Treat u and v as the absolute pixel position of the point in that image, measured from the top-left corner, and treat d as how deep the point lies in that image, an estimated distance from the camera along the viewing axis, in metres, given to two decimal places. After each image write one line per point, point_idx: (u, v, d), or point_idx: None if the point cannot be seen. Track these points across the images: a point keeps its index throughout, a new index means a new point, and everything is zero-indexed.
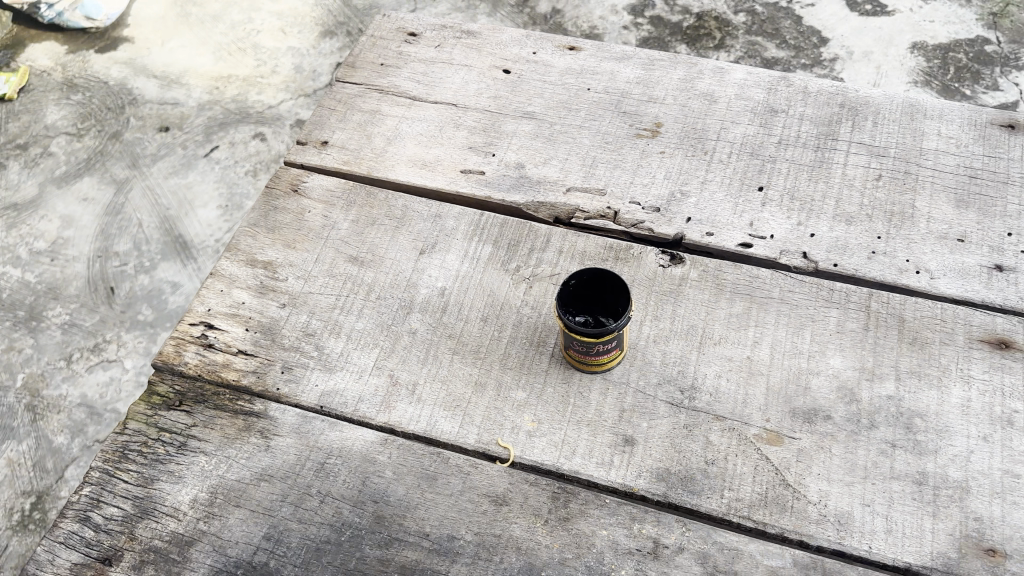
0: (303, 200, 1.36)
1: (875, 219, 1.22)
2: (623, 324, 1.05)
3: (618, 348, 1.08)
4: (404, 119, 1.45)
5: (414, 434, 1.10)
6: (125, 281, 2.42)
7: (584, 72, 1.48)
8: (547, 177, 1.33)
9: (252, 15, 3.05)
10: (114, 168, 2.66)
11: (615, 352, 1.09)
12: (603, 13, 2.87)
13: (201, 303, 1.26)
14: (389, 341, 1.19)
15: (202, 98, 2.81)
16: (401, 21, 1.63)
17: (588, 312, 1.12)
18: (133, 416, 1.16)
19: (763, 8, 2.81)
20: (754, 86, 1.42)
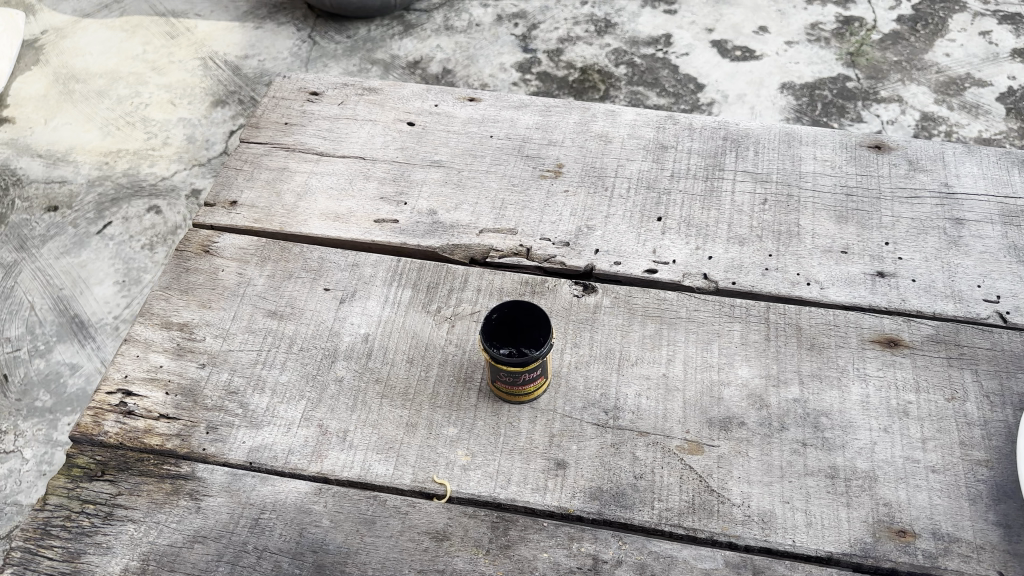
0: (216, 259, 1.36)
1: (766, 239, 1.32)
2: (547, 351, 1.10)
3: (543, 376, 1.12)
4: (312, 174, 1.48)
5: (349, 480, 1.10)
6: (19, 366, 2.30)
7: (485, 120, 1.55)
8: (459, 221, 1.38)
9: (140, 88, 3.02)
10: (0, 251, 2.56)
11: (541, 381, 1.12)
12: (492, 71, 2.98)
13: (117, 371, 1.23)
14: (315, 391, 1.19)
15: (92, 173, 2.75)
16: (301, 82, 1.66)
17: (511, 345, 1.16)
18: (53, 491, 1.12)
19: (642, 59, 2.98)
20: (644, 125, 1.51)
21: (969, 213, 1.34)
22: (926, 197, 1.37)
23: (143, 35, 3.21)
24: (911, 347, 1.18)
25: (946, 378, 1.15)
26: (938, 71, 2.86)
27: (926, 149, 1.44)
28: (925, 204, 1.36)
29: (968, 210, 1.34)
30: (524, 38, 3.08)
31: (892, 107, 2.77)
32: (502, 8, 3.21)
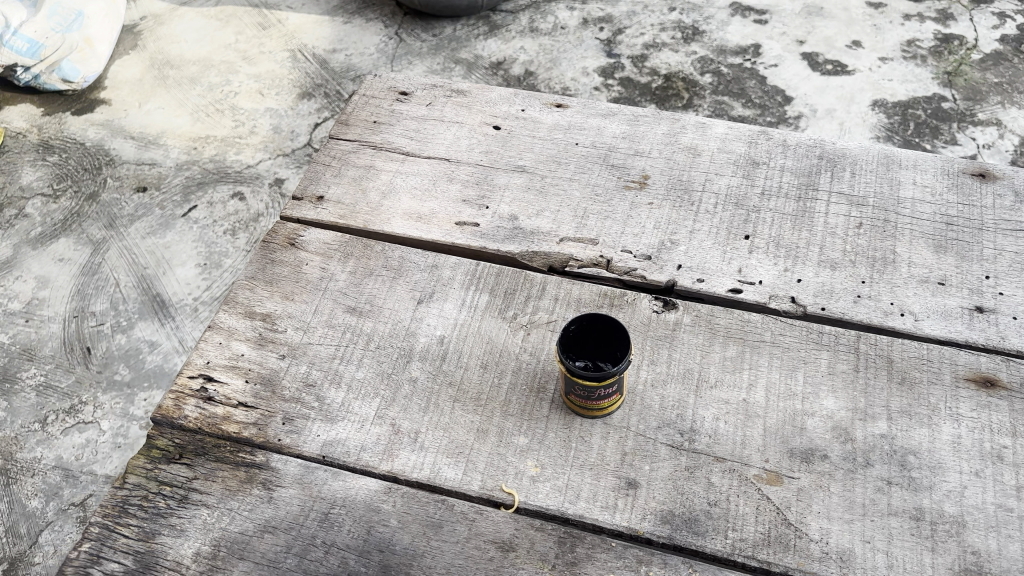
0: (300, 253, 1.38)
1: (859, 264, 1.27)
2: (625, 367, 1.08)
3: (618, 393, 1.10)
4: (397, 174, 1.49)
5: (418, 482, 1.10)
6: (103, 340, 2.38)
7: (572, 127, 1.54)
8: (540, 228, 1.37)
9: (230, 77, 3.09)
10: (92, 228, 2.66)
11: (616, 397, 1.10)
12: (574, 74, 2.96)
13: (200, 356, 1.26)
14: (389, 390, 1.20)
15: (181, 158, 2.84)
16: (391, 81, 1.69)
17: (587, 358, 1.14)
18: (133, 470, 1.16)
19: (728, 69, 2.92)
20: (735, 140, 1.48)
21: None
22: None
23: (236, 25, 3.30)
24: (1010, 389, 1.12)
25: None
26: None
27: None
28: None
29: None
30: (609, 42, 3.06)
31: (990, 131, 2.65)
32: (589, 12, 3.19)
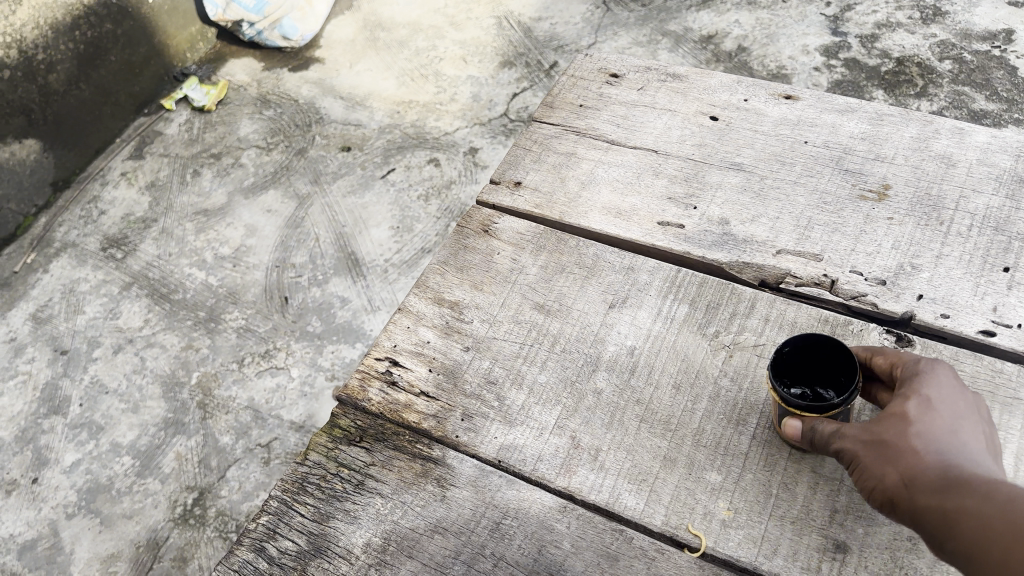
0: (494, 241, 1.33)
1: None
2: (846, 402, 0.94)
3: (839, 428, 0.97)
4: (600, 163, 1.40)
5: (596, 504, 1.02)
6: (298, 292, 2.47)
7: (800, 123, 1.38)
8: (754, 237, 1.24)
9: (437, 43, 3.10)
10: (297, 183, 2.75)
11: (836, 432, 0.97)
12: (792, 53, 2.71)
13: (388, 338, 1.24)
14: (572, 399, 1.12)
15: (383, 121, 2.88)
16: (603, 63, 1.60)
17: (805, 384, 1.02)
18: (314, 448, 1.15)
19: (973, 55, 2.57)
20: (999, 151, 1.27)
21: None
22: None
23: None
24: None
25: None
26: None
27: None
28: None
29: None
30: (835, 19, 2.79)
31: None
32: None
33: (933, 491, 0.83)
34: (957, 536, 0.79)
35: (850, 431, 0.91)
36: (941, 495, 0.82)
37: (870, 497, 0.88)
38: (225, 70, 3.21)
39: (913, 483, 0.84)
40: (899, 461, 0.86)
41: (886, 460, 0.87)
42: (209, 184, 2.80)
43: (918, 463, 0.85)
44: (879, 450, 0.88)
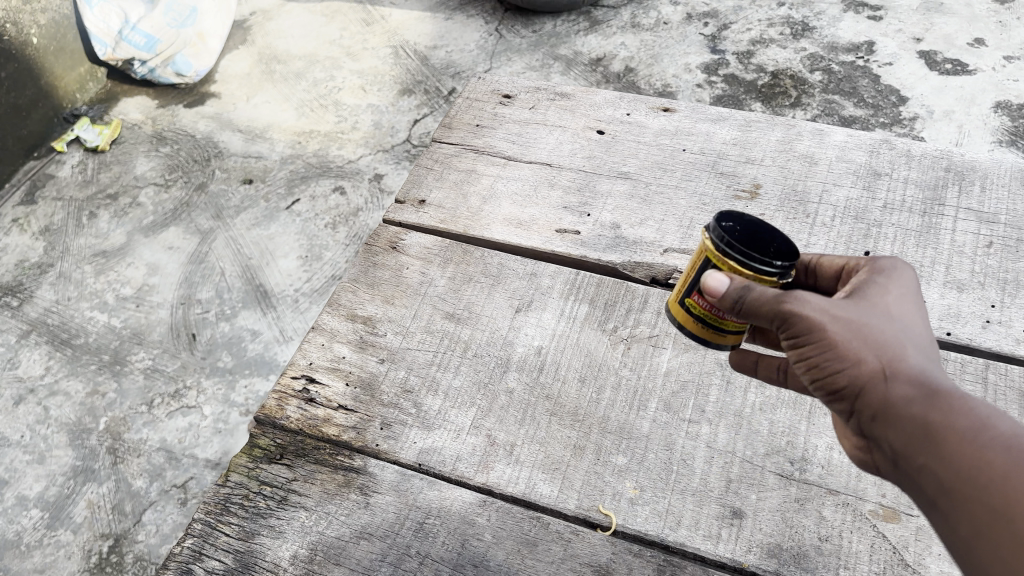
0: (401, 257, 1.38)
1: (988, 287, 1.20)
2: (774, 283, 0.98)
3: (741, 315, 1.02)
4: (499, 178, 1.48)
5: (513, 496, 1.08)
6: (206, 328, 2.45)
7: (679, 132, 1.50)
8: (644, 238, 1.34)
9: (334, 73, 3.14)
10: (199, 219, 2.74)
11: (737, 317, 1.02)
12: (676, 71, 2.87)
13: (303, 357, 1.28)
14: (486, 400, 1.18)
15: (285, 152, 2.90)
16: (496, 84, 1.69)
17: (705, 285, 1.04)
18: (235, 469, 1.18)
19: (840, 66, 2.78)
20: (855, 148, 1.41)
21: None
22: None
23: (341, 21, 3.35)
24: None
25: None
26: None
27: None
28: None
29: None
30: (714, 38, 2.97)
31: None
32: (693, 7, 3.12)
33: (916, 387, 0.84)
34: (926, 435, 0.81)
35: (823, 306, 0.91)
36: (919, 391, 0.84)
37: (832, 377, 0.90)
38: (117, 110, 3.16)
39: (891, 376, 0.86)
40: (881, 351, 0.87)
41: (868, 349, 0.88)
42: (107, 225, 2.75)
43: (901, 360, 0.87)
44: (859, 335, 0.89)
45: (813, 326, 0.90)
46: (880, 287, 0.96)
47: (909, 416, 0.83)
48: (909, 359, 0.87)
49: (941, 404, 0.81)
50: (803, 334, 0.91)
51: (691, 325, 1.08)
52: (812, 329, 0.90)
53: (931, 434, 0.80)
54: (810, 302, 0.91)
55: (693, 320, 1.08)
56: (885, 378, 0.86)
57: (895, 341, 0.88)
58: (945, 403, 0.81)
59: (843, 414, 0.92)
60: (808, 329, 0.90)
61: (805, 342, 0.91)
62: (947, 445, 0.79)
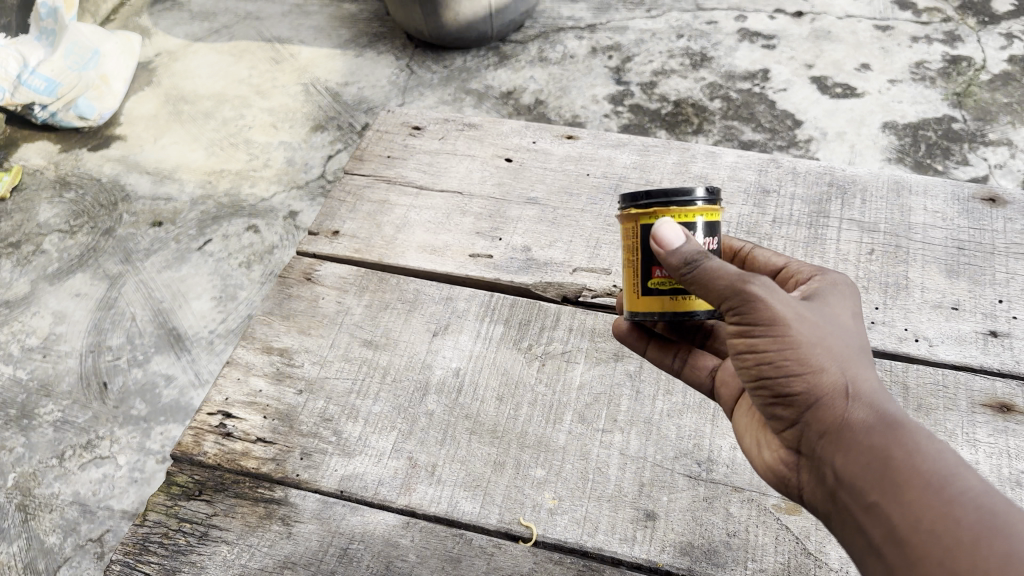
0: (317, 287, 1.40)
1: (872, 291, 1.29)
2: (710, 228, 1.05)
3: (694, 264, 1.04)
4: (411, 208, 1.52)
5: (435, 516, 1.10)
6: (118, 375, 2.36)
7: (582, 159, 1.56)
8: (554, 259, 1.39)
9: (244, 112, 3.07)
10: (107, 264, 2.63)
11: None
12: (584, 102, 2.88)
13: (219, 392, 1.27)
14: (406, 423, 1.20)
15: (196, 192, 2.82)
16: (405, 117, 1.72)
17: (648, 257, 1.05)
18: (152, 508, 1.16)
19: (738, 94, 2.83)
20: (745, 168, 1.51)
21: None
22: None
23: (249, 60, 3.26)
24: None
25: None
26: None
27: None
28: None
29: None
30: (619, 71, 2.97)
31: (1000, 151, 2.53)
32: (597, 40, 3.10)
33: (875, 417, 0.88)
34: (885, 457, 0.84)
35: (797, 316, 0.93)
36: (879, 414, 0.88)
37: (790, 385, 0.93)
38: (18, 155, 3.00)
39: (852, 392, 0.90)
40: (844, 372, 0.91)
41: (829, 360, 0.91)
42: (10, 274, 2.63)
43: (862, 385, 0.90)
44: (823, 345, 0.92)
45: (778, 325, 0.92)
46: (839, 307, 1.00)
47: (866, 436, 0.87)
48: (870, 384, 0.91)
49: (902, 430, 0.86)
50: (765, 323, 0.92)
51: (654, 303, 1.06)
52: (778, 322, 0.92)
53: (890, 457, 0.84)
54: (776, 293, 0.93)
55: (654, 297, 1.06)
56: (846, 392, 0.90)
57: (858, 368, 0.92)
58: (905, 430, 0.85)
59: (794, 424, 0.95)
60: (772, 320, 0.92)
61: (763, 332, 0.93)
62: (908, 479, 0.81)
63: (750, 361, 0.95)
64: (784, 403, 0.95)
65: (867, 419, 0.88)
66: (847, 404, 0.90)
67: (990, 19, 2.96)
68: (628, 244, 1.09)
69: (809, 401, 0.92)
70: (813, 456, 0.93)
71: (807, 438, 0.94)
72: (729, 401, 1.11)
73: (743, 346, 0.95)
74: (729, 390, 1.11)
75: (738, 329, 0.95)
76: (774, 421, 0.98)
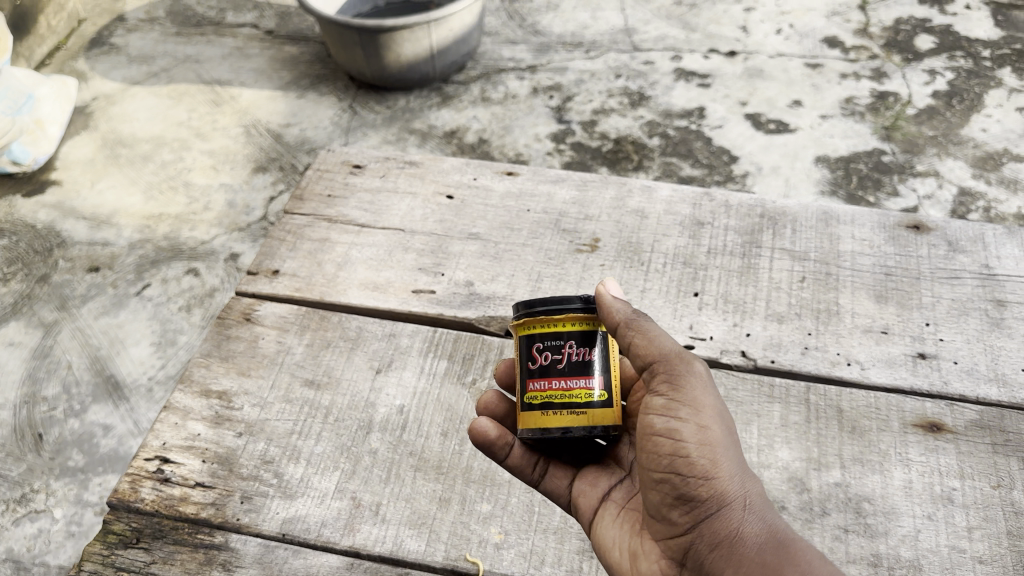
0: (257, 327, 1.38)
1: (804, 317, 1.33)
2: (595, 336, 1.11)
3: (594, 374, 1.08)
4: (353, 245, 1.52)
5: (380, 555, 1.09)
6: (54, 426, 2.14)
7: (523, 194, 1.59)
8: (496, 293, 1.40)
9: (184, 154, 2.97)
10: (41, 311, 2.44)
11: (591, 379, 1.08)
12: (527, 141, 2.91)
13: (156, 438, 1.24)
14: (349, 463, 1.19)
15: (133, 237, 2.65)
16: (345, 156, 1.73)
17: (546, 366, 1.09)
18: (88, 558, 1.13)
19: (675, 131, 2.90)
20: (680, 202, 1.55)
21: (1010, 295, 1.35)
22: (967, 278, 1.38)
23: (189, 103, 3.19)
24: (955, 432, 1.17)
25: (991, 465, 1.13)
26: (976, 146, 2.74)
27: (966, 230, 1.47)
28: (966, 286, 1.36)
29: (1009, 292, 1.35)
30: (559, 109, 3.02)
31: (929, 182, 2.63)
32: (538, 81, 3.15)
33: (766, 532, 0.96)
34: (776, 573, 0.92)
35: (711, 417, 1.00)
36: (770, 529, 0.96)
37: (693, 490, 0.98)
38: None
39: (749, 503, 0.97)
40: (743, 484, 0.98)
41: (735, 466, 0.99)
42: None
43: (755, 497, 0.98)
44: (731, 450, 1.00)
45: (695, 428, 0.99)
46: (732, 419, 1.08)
47: (757, 550, 0.95)
48: (762, 497, 0.98)
49: (791, 548, 0.94)
50: (690, 409, 1.00)
51: (560, 418, 1.07)
52: (700, 411, 1.00)
53: (781, 573, 0.92)
54: (702, 383, 1.02)
55: (558, 412, 1.07)
56: (743, 502, 0.97)
57: (753, 480, 0.99)
58: (794, 547, 0.94)
59: (686, 527, 1.00)
60: (696, 407, 1.00)
61: (687, 418, 0.99)
62: None
63: (665, 450, 0.99)
64: (683, 504, 0.99)
65: (759, 533, 0.96)
66: (743, 514, 0.97)
67: (914, 57, 3.09)
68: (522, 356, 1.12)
69: (712, 505, 0.97)
70: (699, 565, 0.99)
71: (696, 546, 0.99)
72: (586, 511, 1.09)
73: (662, 432, 1.00)
74: (586, 499, 1.10)
75: (664, 409, 1.01)
76: (663, 524, 1.02)
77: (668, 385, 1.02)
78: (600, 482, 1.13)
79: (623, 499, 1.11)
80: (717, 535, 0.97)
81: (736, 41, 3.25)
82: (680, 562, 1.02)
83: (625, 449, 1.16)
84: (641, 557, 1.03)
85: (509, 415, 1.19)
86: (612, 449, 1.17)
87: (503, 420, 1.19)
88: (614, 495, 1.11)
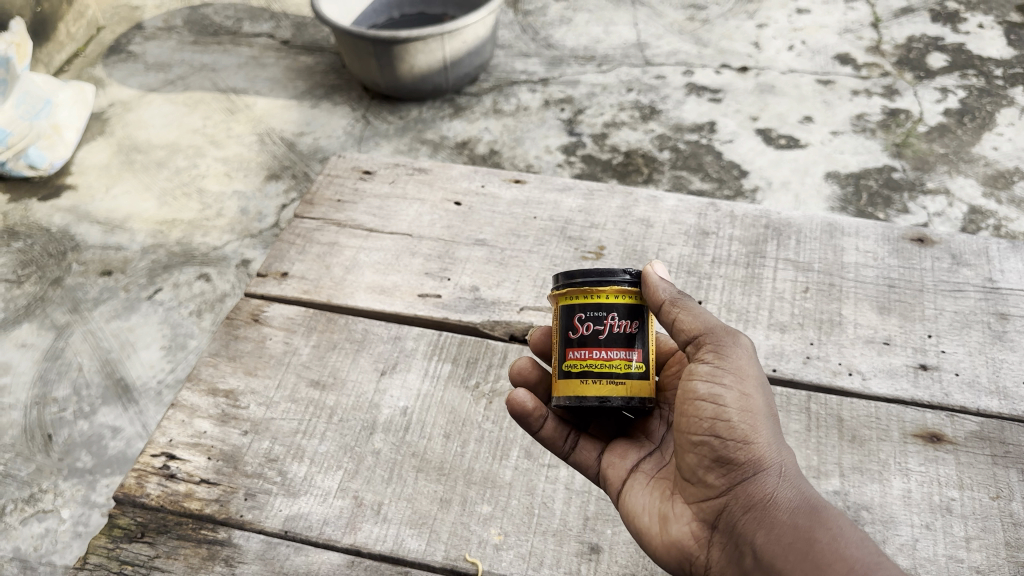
0: (264, 328, 1.40)
1: (806, 327, 1.34)
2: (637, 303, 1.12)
3: (635, 346, 1.10)
4: (361, 249, 1.54)
5: (381, 554, 1.10)
6: (63, 427, 2.16)
7: (530, 202, 1.60)
8: (502, 298, 1.42)
9: (198, 161, 3.00)
10: (54, 313, 2.46)
11: (631, 351, 1.09)
12: (537, 152, 2.93)
13: (163, 435, 1.26)
14: (352, 463, 1.20)
15: (146, 242, 2.68)
16: (355, 162, 1.75)
17: (589, 339, 1.10)
18: (93, 551, 1.14)
19: (685, 145, 2.91)
20: (686, 211, 1.56)
21: (1013, 309, 1.35)
22: (970, 290, 1.38)
23: (204, 110, 3.23)
24: (955, 443, 1.17)
25: (991, 476, 1.13)
26: (987, 164, 2.74)
27: (971, 244, 1.47)
28: (968, 298, 1.37)
29: (1012, 305, 1.36)
30: (570, 122, 3.04)
31: (939, 199, 2.63)
32: (550, 94, 3.17)
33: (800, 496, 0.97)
34: (807, 535, 0.93)
35: (756, 386, 1.03)
36: (803, 496, 0.97)
37: (733, 450, 0.99)
38: None
39: (785, 471, 0.99)
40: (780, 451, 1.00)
41: (773, 436, 1.01)
42: None
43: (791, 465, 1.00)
44: (769, 419, 1.02)
45: (741, 389, 1.01)
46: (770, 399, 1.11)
47: (788, 513, 0.96)
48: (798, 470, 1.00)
49: (824, 513, 0.95)
50: (734, 376, 1.02)
51: (597, 387, 1.08)
52: (743, 379, 1.02)
53: (815, 538, 0.92)
54: (748, 355, 1.05)
55: (597, 382, 1.09)
56: (779, 470, 0.99)
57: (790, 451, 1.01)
58: (826, 513, 0.95)
59: (719, 489, 1.01)
60: (740, 375, 1.03)
61: (730, 384, 1.02)
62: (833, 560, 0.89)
63: (707, 414, 1.00)
64: (720, 467, 1.01)
65: (792, 498, 0.97)
66: (778, 480, 0.98)
67: (926, 74, 3.10)
68: (564, 327, 1.13)
69: (749, 469, 0.99)
70: (731, 528, 0.99)
71: (728, 509, 1.00)
72: (614, 481, 1.12)
73: (704, 396, 1.01)
74: (615, 470, 1.13)
75: (708, 375, 1.03)
76: (698, 487, 1.03)
77: (714, 354, 1.05)
78: (630, 454, 1.15)
79: (652, 471, 1.13)
80: (750, 499, 0.98)
81: (747, 57, 3.27)
82: (710, 526, 1.02)
83: (656, 424, 1.19)
84: (671, 522, 1.04)
85: (542, 383, 1.23)
86: (641, 421, 1.20)
87: (536, 387, 1.23)
88: (644, 466, 1.14)
